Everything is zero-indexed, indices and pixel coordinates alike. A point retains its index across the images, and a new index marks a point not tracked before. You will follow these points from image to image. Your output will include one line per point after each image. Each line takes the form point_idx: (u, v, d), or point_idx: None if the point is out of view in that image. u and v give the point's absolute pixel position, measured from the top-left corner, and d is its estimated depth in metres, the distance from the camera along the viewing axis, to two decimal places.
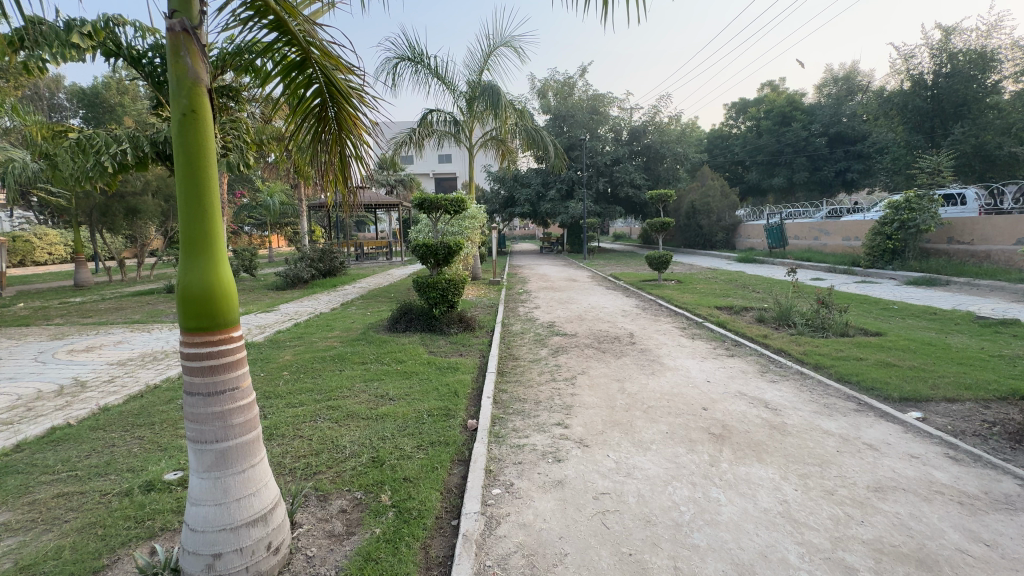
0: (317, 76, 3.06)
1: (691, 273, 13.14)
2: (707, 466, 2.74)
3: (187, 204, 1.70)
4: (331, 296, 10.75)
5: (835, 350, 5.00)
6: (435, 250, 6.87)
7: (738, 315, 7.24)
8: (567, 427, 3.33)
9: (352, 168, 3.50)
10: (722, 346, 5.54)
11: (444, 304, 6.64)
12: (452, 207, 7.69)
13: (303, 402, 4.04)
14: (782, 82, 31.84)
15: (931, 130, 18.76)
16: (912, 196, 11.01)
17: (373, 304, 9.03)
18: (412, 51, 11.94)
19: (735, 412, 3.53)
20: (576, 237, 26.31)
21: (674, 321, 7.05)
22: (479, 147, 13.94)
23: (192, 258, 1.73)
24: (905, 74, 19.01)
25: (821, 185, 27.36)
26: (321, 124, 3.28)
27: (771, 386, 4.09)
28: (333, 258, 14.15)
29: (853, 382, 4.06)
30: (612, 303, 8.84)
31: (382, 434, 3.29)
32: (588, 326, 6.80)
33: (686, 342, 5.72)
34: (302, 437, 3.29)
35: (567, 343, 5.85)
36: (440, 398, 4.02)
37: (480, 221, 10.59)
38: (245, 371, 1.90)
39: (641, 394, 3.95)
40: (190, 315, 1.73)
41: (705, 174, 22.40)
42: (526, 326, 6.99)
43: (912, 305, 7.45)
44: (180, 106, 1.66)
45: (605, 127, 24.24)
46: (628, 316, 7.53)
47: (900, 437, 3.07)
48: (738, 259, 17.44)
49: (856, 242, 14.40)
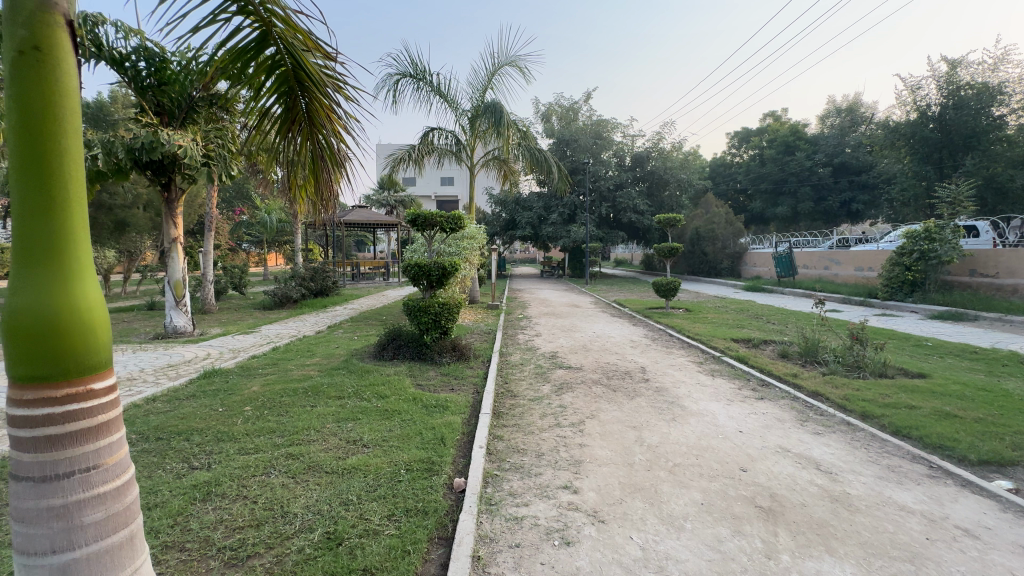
0: (284, 55, 2.58)
1: (698, 302, 12.56)
2: (763, 560, 2.09)
3: (30, 194, 1.15)
4: (319, 317, 10.15)
5: (880, 395, 4.38)
6: (428, 271, 6.27)
7: (757, 350, 6.62)
8: (576, 493, 2.69)
9: (325, 170, 2.96)
10: (746, 384, 4.93)
11: (436, 331, 6.05)
12: (449, 224, 7.08)
13: (259, 447, 3.38)
14: (785, 112, 31.96)
15: (939, 162, 18.46)
16: (931, 226, 10.53)
17: (362, 328, 8.43)
18: (415, 68, 11.68)
19: (782, 475, 2.89)
20: (577, 261, 25.86)
21: (688, 354, 6.44)
22: (480, 167, 13.53)
23: (32, 269, 1.16)
24: (911, 106, 18.86)
25: (825, 216, 27.08)
26: (290, 115, 2.79)
27: (817, 441, 3.44)
28: (326, 277, 13.60)
29: (913, 438, 3.43)
30: (619, 333, 8.23)
31: (344, 497, 2.64)
32: (594, 359, 6.15)
33: (707, 380, 5.09)
34: (246, 498, 2.65)
35: (572, 378, 5.21)
36: (423, 446, 3.37)
37: (478, 241, 10.06)
38: (114, 442, 1.28)
39: (663, 447, 3.30)
40: (20, 358, 1.13)
41: (709, 202, 22.14)
42: (525, 357, 6.37)
43: (946, 342, 6.85)
44: (16, 39, 1.12)
45: (609, 152, 24.06)
46: (637, 348, 6.91)
47: (999, 518, 2.43)
48: (745, 287, 16.91)
49: (870, 272, 13.86)
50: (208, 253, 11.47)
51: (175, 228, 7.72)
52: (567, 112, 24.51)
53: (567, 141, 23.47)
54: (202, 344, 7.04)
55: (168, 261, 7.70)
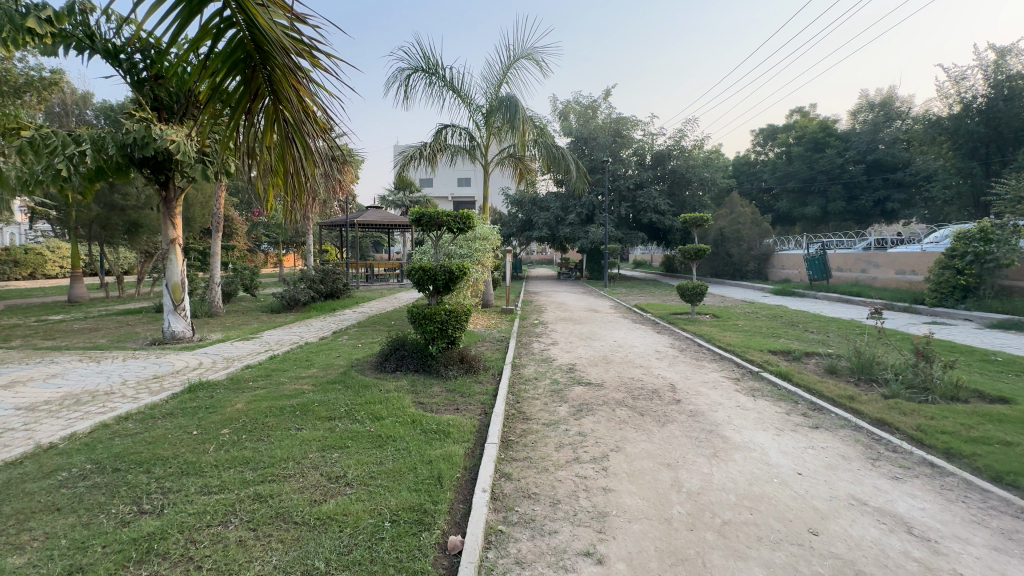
0: (236, 13, 2.11)
1: (726, 307, 11.81)
2: None
3: None
4: (326, 321, 9.74)
5: (961, 426, 3.69)
6: (433, 275, 5.72)
7: (800, 365, 5.90)
8: (602, 564, 2.11)
9: (295, 154, 2.51)
10: (795, 409, 4.26)
11: (442, 341, 5.53)
12: (457, 224, 6.44)
13: (225, 485, 2.88)
14: (813, 108, 30.74)
15: (987, 157, 17.42)
16: (986, 225, 9.61)
17: (368, 334, 7.96)
18: (426, 62, 11.22)
19: (865, 543, 2.26)
20: (595, 263, 25.16)
21: (722, 369, 5.79)
22: (495, 165, 12.99)
23: None
24: (954, 98, 17.69)
25: (857, 216, 25.81)
26: (247, 88, 2.32)
27: (899, 490, 2.79)
28: (335, 279, 13.19)
29: (1021, 488, 2.75)
30: (642, 342, 7.59)
31: (308, 566, 2.10)
32: (616, 374, 5.54)
33: (748, 402, 4.43)
34: (189, 563, 2.14)
35: (591, 397, 4.60)
36: (416, 488, 2.82)
37: (492, 243, 9.51)
38: None
39: (707, 495, 2.70)
40: None
41: (734, 202, 21.22)
42: (540, 370, 5.79)
43: (1018, 357, 6.04)
44: None
45: (629, 150, 23.31)
46: (664, 360, 6.26)
47: None
48: (775, 291, 16.02)
49: (913, 275, 12.89)
50: (216, 255, 11.20)
51: (174, 229, 7.38)
52: (586, 110, 23.89)
53: (585, 139, 22.79)
54: (197, 351, 6.65)
55: (166, 263, 7.37)
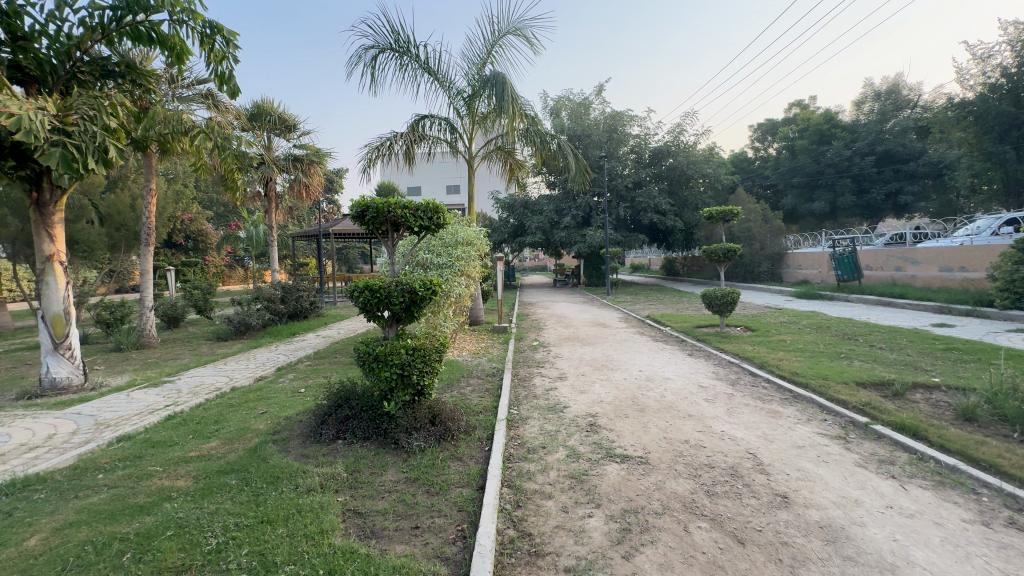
0: None
1: (758, 317, 10.06)
2: None
3: None
4: (275, 352, 7.89)
5: None
6: (387, 297, 3.88)
7: (912, 408, 4.17)
8: None
9: None
10: (991, 514, 2.49)
11: (404, 393, 3.72)
12: (424, 220, 4.59)
13: None
14: (813, 101, 29.34)
15: (1018, 141, 15.90)
16: None
17: (321, 372, 6.09)
18: (395, 39, 9.47)
19: None
20: (594, 268, 23.38)
21: (808, 418, 4.03)
22: (480, 159, 11.23)
23: None
24: (978, 79, 16.24)
25: (867, 210, 24.30)
26: None
27: None
28: (299, 297, 11.31)
29: None
30: (678, 371, 5.82)
31: None
32: (659, 435, 3.75)
33: (902, 501, 2.64)
34: None
35: (638, 494, 2.79)
36: None
37: (479, 248, 7.69)
38: None
39: None
40: None
41: (742, 198, 19.61)
42: (548, 430, 3.98)
43: None
44: None
45: (625, 148, 21.66)
46: (719, 405, 4.49)
47: None
48: (798, 294, 14.40)
49: (965, 273, 11.24)
50: (148, 272, 9.28)
51: (52, 241, 5.58)
52: (578, 107, 22.11)
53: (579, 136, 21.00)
54: (68, 411, 4.75)
55: (42, 288, 5.55)
